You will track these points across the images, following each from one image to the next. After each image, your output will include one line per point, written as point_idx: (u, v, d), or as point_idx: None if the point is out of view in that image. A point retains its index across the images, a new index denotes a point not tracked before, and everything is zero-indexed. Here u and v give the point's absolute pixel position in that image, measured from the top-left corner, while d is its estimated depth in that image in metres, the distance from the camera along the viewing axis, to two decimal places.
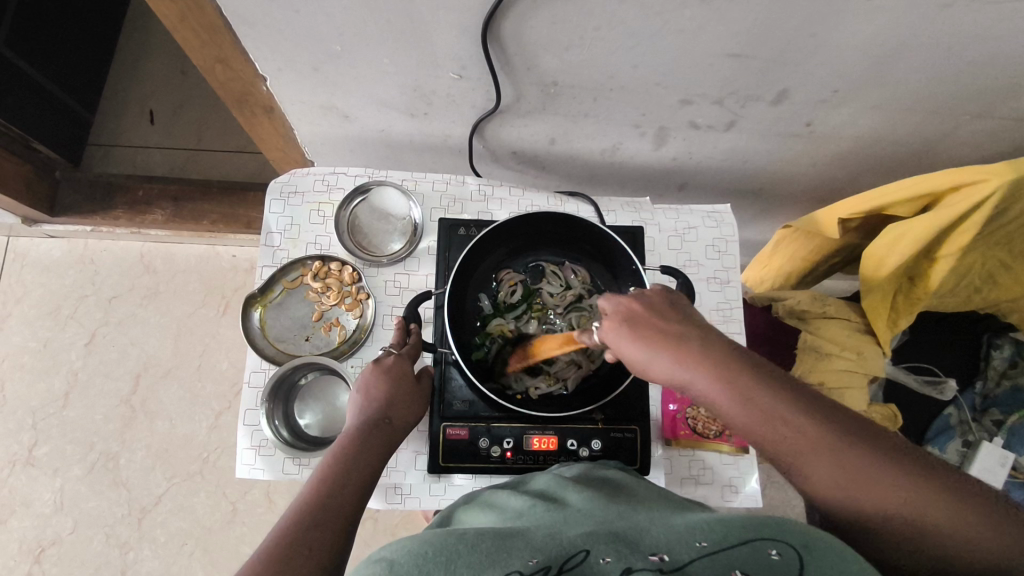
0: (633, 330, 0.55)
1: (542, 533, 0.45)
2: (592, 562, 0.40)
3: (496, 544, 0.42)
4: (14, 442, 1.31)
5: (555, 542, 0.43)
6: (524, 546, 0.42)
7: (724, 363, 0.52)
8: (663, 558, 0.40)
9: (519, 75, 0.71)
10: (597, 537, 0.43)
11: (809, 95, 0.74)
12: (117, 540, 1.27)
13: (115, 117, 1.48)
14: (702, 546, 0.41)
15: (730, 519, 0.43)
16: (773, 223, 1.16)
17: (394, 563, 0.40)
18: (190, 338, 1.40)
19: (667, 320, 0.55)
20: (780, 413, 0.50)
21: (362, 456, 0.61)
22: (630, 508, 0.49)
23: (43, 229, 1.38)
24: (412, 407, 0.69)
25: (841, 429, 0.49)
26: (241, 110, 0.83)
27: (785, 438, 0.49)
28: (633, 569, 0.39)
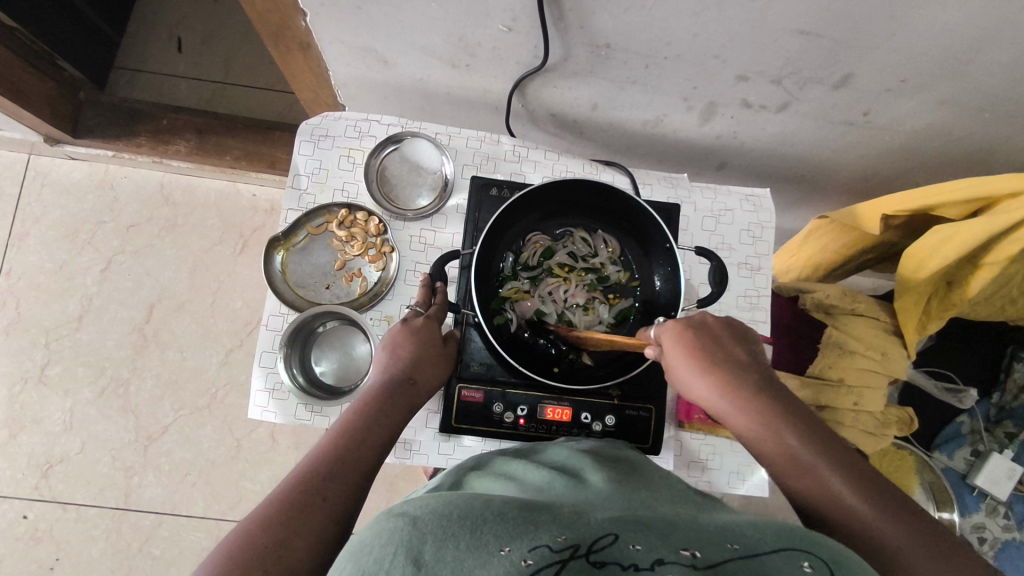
0: (686, 345, 0.61)
1: (569, 513, 0.43)
2: (622, 547, 0.39)
3: (523, 516, 0.42)
4: (28, 359, 1.33)
5: (582, 523, 0.41)
6: (551, 522, 0.41)
7: (755, 393, 0.56)
8: (695, 555, 0.38)
9: (571, 33, 0.68)
10: (627, 526, 0.41)
11: (872, 82, 0.71)
12: (123, 463, 1.30)
13: (144, 42, 1.44)
14: (733, 549, 0.39)
15: (764, 527, 0.42)
16: (807, 213, 1.13)
17: (418, 519, 0.41)
18: (205, 274, 1.39)
19: (722, 346, 0.61)
20: (783, 437, 0.53)
21: (387, 415, 0.60)
22: (655, 503, 0.48)
23: (64, 149, 1.36)
24: (436, 368, 0.68)
25: (845, 471, 0.50)
26: (277, 45, 0.80)
27: (782, 460, 0.52)
28: (666, 559, 0.38)
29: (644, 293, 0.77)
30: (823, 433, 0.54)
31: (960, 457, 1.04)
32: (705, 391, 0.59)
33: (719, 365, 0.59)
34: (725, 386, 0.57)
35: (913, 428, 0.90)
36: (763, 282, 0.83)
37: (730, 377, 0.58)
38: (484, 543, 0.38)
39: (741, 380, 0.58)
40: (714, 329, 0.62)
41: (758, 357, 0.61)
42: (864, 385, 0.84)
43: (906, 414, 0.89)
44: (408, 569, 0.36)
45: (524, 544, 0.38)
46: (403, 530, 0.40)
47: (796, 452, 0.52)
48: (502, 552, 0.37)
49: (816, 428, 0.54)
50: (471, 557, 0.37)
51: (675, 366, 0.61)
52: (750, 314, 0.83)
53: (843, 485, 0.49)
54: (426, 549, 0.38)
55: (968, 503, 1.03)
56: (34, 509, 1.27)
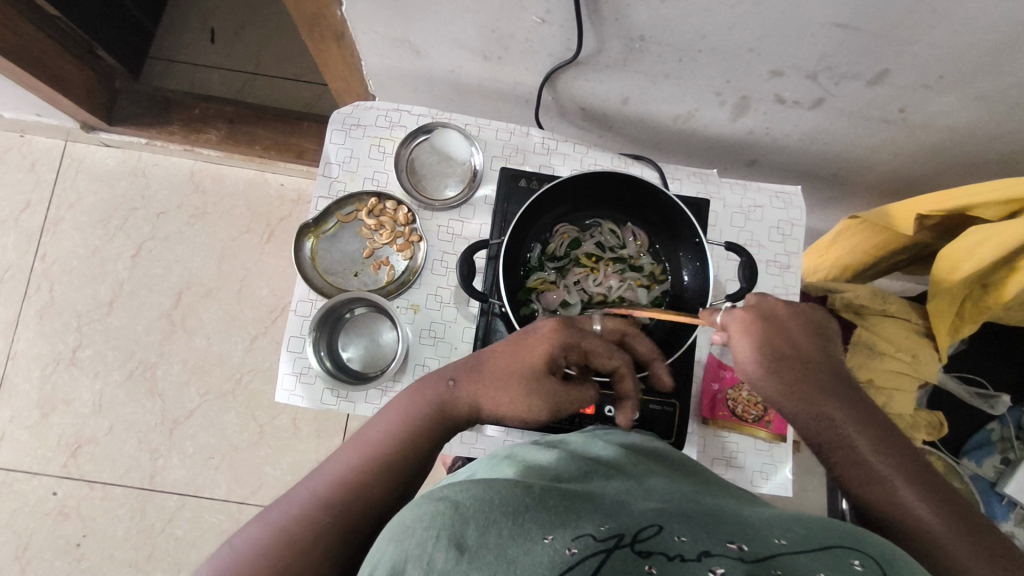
0: (756, 337, 0.58)
1: (609, 502, 0.44)
2: (666, 539, 0.39)
3: (564, 503, 0.42)
4: (60, 341, 1.37)
5: (624, 512, 0.42)
6: (594, 510, 0.41)
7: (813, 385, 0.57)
8: (742, 549, 0.38)
9: (605, 25, 0.68)
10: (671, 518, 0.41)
11: (910, 79, 0.70)
12: (149, 445, 1.33)
13: (178, 32, 1.47)
14: (780, 543, 0.39)
15: (812, 526, 0.42)
16: (837, 213, 1.12)
17: (460, 503, 0.41)
18: (233, 262, 1.41)
19: (791, 340, 0.59)
20: (836, 422, 0.56)
21: (417, 440, 0.59)
22: (694, 495, 0.48)
23: (99, 136, 1.39)
24: (513, 400, 0.61)
25: (907, 474, 0.52)
26: (312, 34, 0.81)
27: (843, 453, 0.55)
28: (713, 552, 0.37)
29: (671, 287, 0.77)
30: (893, 435, 0.56)
31: (989, 464, 1.02)
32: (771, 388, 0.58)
33: (789, 359, 0.58)
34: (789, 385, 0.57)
35: (943, 433, 0.89)
36: (792, 280, 0.82)
37: (800, 377, 0.57)
38: (528, 531, 0.38)
39: (808, 378, 0.57)
40: (787, 317, 0.60)
41: (833, 357, 0.60)
42: (893, 387, 0.83)
43: (935, 418, 0.88)
44: (450, 554, 0.37)
45: (567, 533, 0.38)
46: (446, 514, 0.40)
47: (858, 450, 0.54)
48: (546, 539, 0.37)
49: (866, 409, 0.57)
50: (515, 544, 0.37)
51: (742, 354, 0.59)
52: None
53: (907, 488, 0.52)
54: (469, 533, 0.38)
55: (997, 511, 1.01)
56: (63, 486, 1.30)
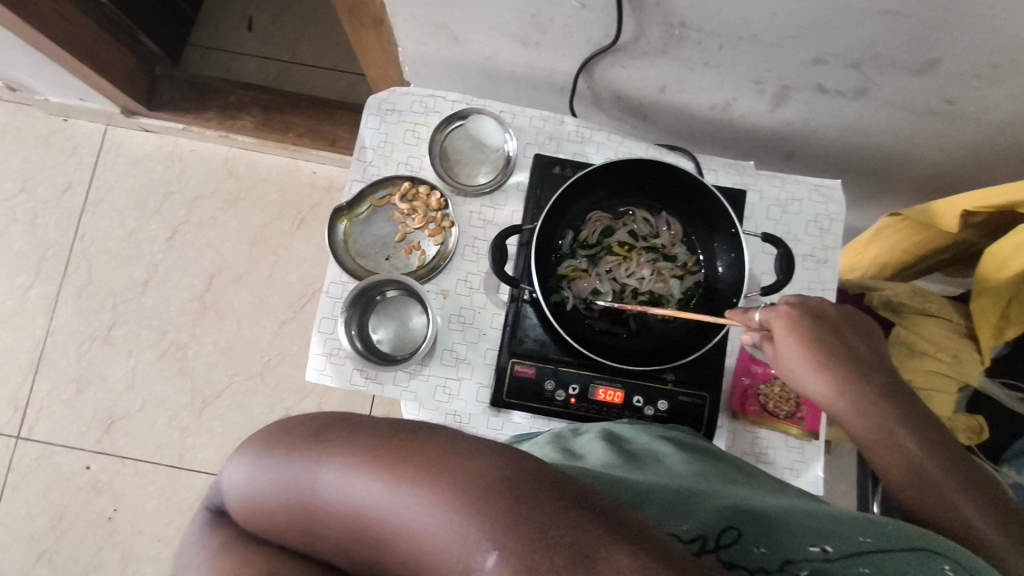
0: (805, 339, 0.59)
1: (676, 492, 0.45)
2: (746, 547, 0.41)
3: (640, 497, 0.43)
4: (97, 320, 1.40)
5: (692, 507, 0.44)
6: (666, 503, 0.43)
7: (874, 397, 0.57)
8: (826, 549, 0.41)
9: (645, 10, 0.67)
10: (744, 511, 0.43)
11: (960, 69, 0.68)
12: (179, 424, 1.35)
13: (217, 20, 1.50)
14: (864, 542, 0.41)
15: (887, 522, 0.43)
16: (875, 211, 1.09)
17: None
18: (264, 248, 1.43)
19: (840, 342, 0.59)
20: (898, 440, 0.55)
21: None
22: (758, 493, 0.49)
23: (139, 121, 1.43)
24: None
25: (960, 479, 0.52)
26: (350, 19, 0.82)
27: (893, 459, 0.55)
28: (795, 562, 0.40)
29: (705, 278, 0.76)
30: (948, 441, 0.55)
31: None
32: (820, 390, 0.59)
33: (839, 362, 0.58)
34: (843, 389, 0.58)
35: (983, 438, 0.86)
36: (828, 276, 0.81)
37: (845, 371, 0.58)
38: None
39: (859, 376, 0.58)
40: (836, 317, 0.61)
41: (880, 357, 0.60)
42: (932, 388, 0.81)
43: (975, 422, 0.85)
44: None
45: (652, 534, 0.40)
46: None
47: (916, 461, 0.54)
48: None
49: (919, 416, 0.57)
50: None
51: (787, 355, 0.60)
52: None
53: (959, 493, 0.51)
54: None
55: None
56: (96, 461, 1.34)
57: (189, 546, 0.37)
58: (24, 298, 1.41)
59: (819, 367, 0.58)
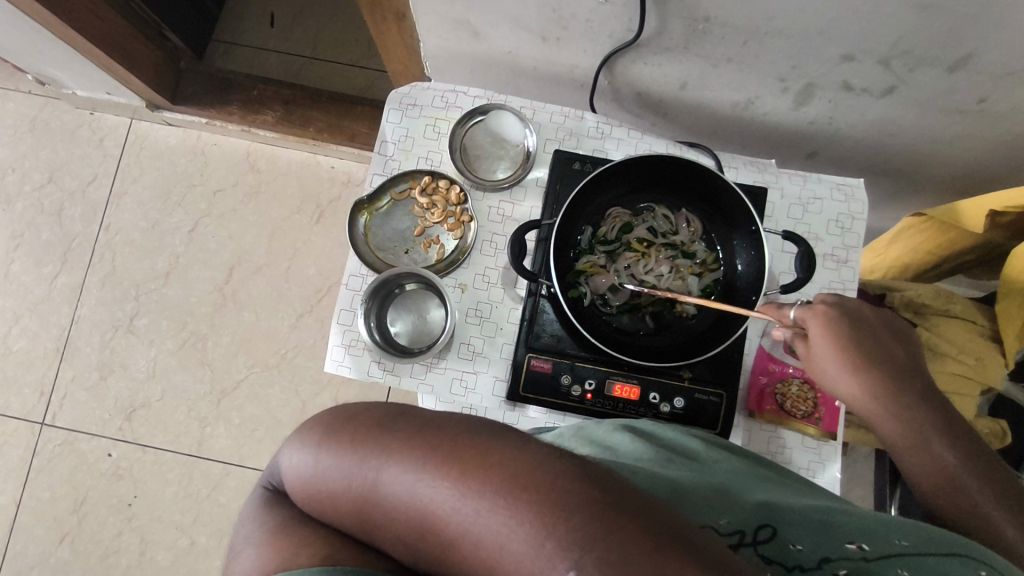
0: (839, 342, 0.61)
1: (712, 487, 0.47)
2: (783, 544, 0.43)
3: (680, 493, 0.45)
4: (119, 309, 1.43)
5: (732, 503, 0.45)
6: (704, 499, 0.45)
7: (908, 406, 0.59)
8: (862, 547, 0.43)
9: (669, 6, 0.67)
10: (782, 508, 0.45)
11: (992, 65, 0.67)
12: (198, 413, 1.38)
13: (239, 16, 1.52)
14: (902, 543, 0.43)
15: (919, 525, 0.45)
16: (898, 212, 1.08)
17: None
18: (283, 241, 1.45)
19: (876, 347, 0.61)
20: (931, 447, 0.57)
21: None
22: (788, 488, 0.51)
23: (163, 115, 1.45)
24: None
25: (995, 492, 0.54)
26: (373, 14, 0.83)
27: (927, 466, 0.57)
28: (832, 560, 0.42)
29: (724, 275, 0.75)
30: (987, 457, 0.57)
31: None
32: (849, 393, 0.61)
33: (873, 367, 0.60)
34: (876, 393, 0.59)
35: (1006, 442, 0.85)
36: (850, 275, 0.80)
37: (880, 376, 0.59)
38: None
39: (895, 381, 0.60)
40: (874, 320, 0.62)
41: (918, 363, 0.62)
42: (955, 391, 0.79)
43: (998, 426, 0.84)
44: None
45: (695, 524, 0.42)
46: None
47: (951, 470, 0.56)
48: None
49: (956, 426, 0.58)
50: None
51: (820, 355, 0.62)
52: None
53: (990, 504, 0.53)
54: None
55: None
56: (117, 448, 1.36)
57: (246, 523, 0.42)
58: (50, 287, 1.44)
59: (852, 370, 0.60)
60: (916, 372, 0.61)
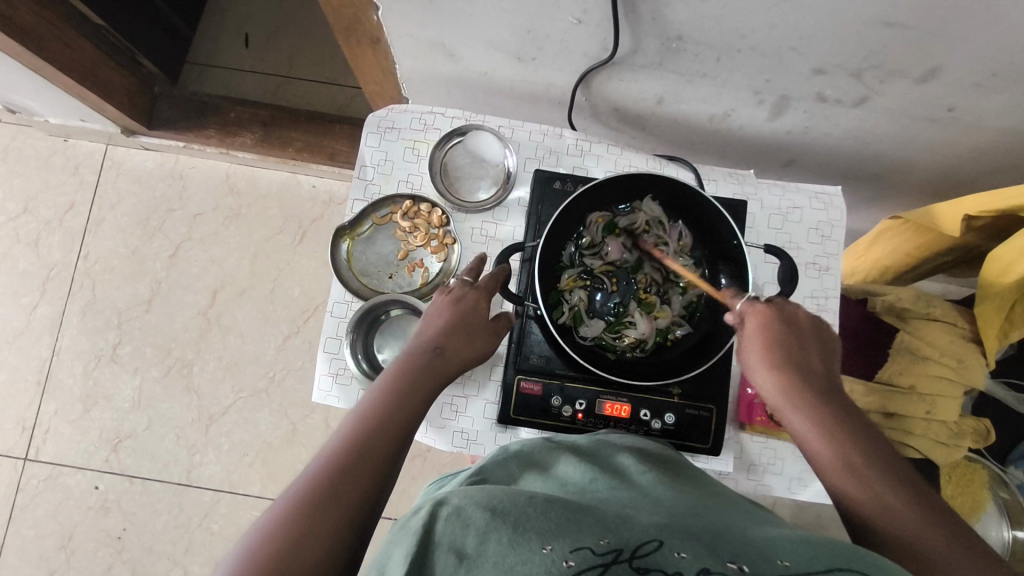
0: (766, 339, 0.63)
1: (612, 516, 0.43)
2: (666, 554, 0.38)
3: (567, 516, 0.41)
4: (102, 339, 1.40)
5: (626, 526, 0.41)
6: (595, 523, 0.41)
7: (828, 412, 0.57)
8: (742, 567, 0.38)
9: (642, 26, 0.67)
10: (675, 532, 0.41)
11: (962, 76, 0.68)
12: (186, 441, 1.36)
13: (213, 37, 1.50)
14: (784, 564, 0.38)
15: (818, 544, 0.40)
16: (877, 214, 1.09)
17: (462, 509, 0.41)
18: (267, 262, 1.44)
19: (800, 351, 0.62)
20: (847, 448, 0.53)
21: (411, 389, 0.60)
22: (706, 512, 0.47)
23: (139, 140, 1.43)
24: (473, 344, 0.68)
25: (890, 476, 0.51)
26: (348, 38, 0.82)
27: (836, 465, 0.53)
28: (712, 570, 0.37)
29: (710, 289, 0.76)
30: (901, 466, 0.53)
31: None
32: (772, 389, 0.61)
33: (796, 369, 0.61)
34: (794, 389, 0.59)
35: (992, 440, 0.85)
36: (831, 283, 0.81)
37: (799, 378, 0.60)
38: (527, 540, 0.38)
39: (816, 388, 0.59)
40: (803, 329, 0.64)
41: (836, 379, 0.62)
42: (936, 394, 0.80)
43: (981, 425, 0.84)
44: (451, 561, 0.38)
45: (567, 544, 0.38)
46: (446, 523, 0.41)
47: (856, 461, 0.52)
48: (545, 549, 0.38)
49: (879, 441, 0.55)
50: (513, 555, 0.37)
51: (750, 350, 0.64)
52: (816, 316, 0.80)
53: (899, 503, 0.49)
54: (468, 539, 0.39)
55: None
56: (104, 480, 1.34)
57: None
58: (29, 318, 1.41)
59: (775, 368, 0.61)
60: (838, 393, 0.60)
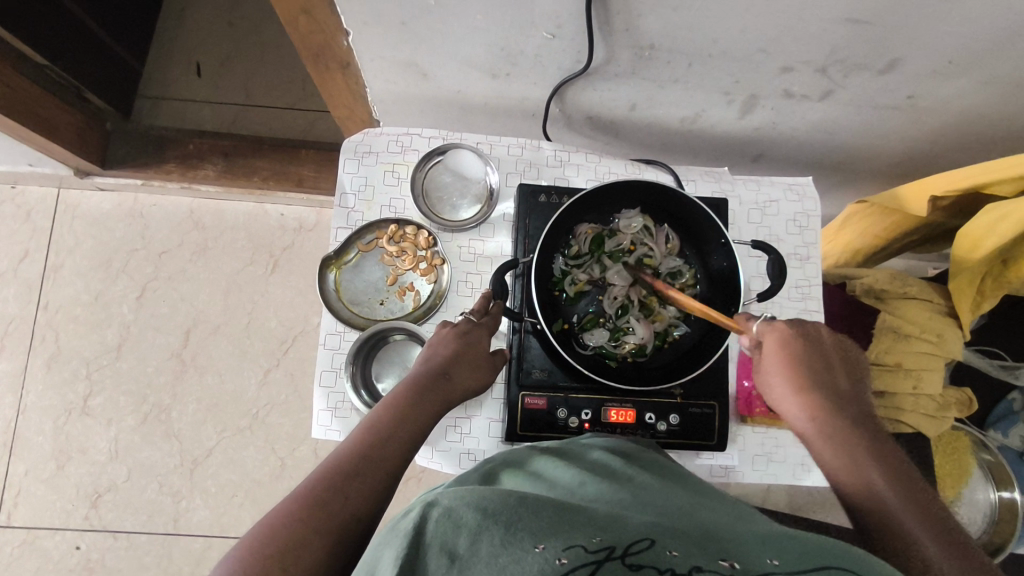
0: (786, 358, 0.63)
1: (601, 514, 0.40)
2: (658, 553, 0.36)
3: (557, 514, 0.38)
4: (70, 391, 1.34)
5: (616, 525, 0.39)
6: (585, 522, 0.38)
7: (849, 437, 0.56)
8: (734, 565, 0.35)
9: (615, 37, 0.68)
10: (664, 531, 0.38)
11: (920, 65, 0.71)
12: (170, 488, 1.31)
13: (163, 68, 1.46)
14: (773, 561, 0.36)
15: (806, 541, 0.38)
16: (843, 199, 1.13)
17: (453, 509, 0.37)
18: (239, 296, 1.40)
19: (820, 373, 0.62)
20: (868, 474, 0.53)
21: (415, 412, 0.61)
22: (691, 511, 0.44)
23: (94, 181, 1.38)
24: (476, 371, 0.68)
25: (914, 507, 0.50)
26: (316, 66, 0.81)
27: (858, 490, 0.53)
28: (705, 569, 0.35)
29: (701, 289, 0.77)
30: (928, 499, 0.52)
31: (1017, 434, 1.02)
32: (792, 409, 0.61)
33: (815, 389, 0.60)
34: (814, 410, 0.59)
35: (973, 409, 0.89)
36: (813, 272, 0.83)
37: (819, 399, 0.60)
38: (518, 538, 0.35)
39: (836, 411, 0.59)
40: (830, 352, 0.64)
41: (864, 399, 0.62)
42: (921, 368, 0.84)
43: (964, 395, 0.88)
44: (442, 562, 0.34)
45: (558, 543, 0.35)
46: (437, 524, 0.36)
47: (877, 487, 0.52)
48: (537, 549, 0.35)
49: (903, 472, 0.54)
50: (505, 554, 0.34)
51: (769, 370, 0.64)
52: (803, 304, 0.83)
53: (929, 539, 0.48)
54: (460, 539, 0.35)
55: None
56: (85, 539, 1.28)
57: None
58: None
59: (800, 394, 0.60)
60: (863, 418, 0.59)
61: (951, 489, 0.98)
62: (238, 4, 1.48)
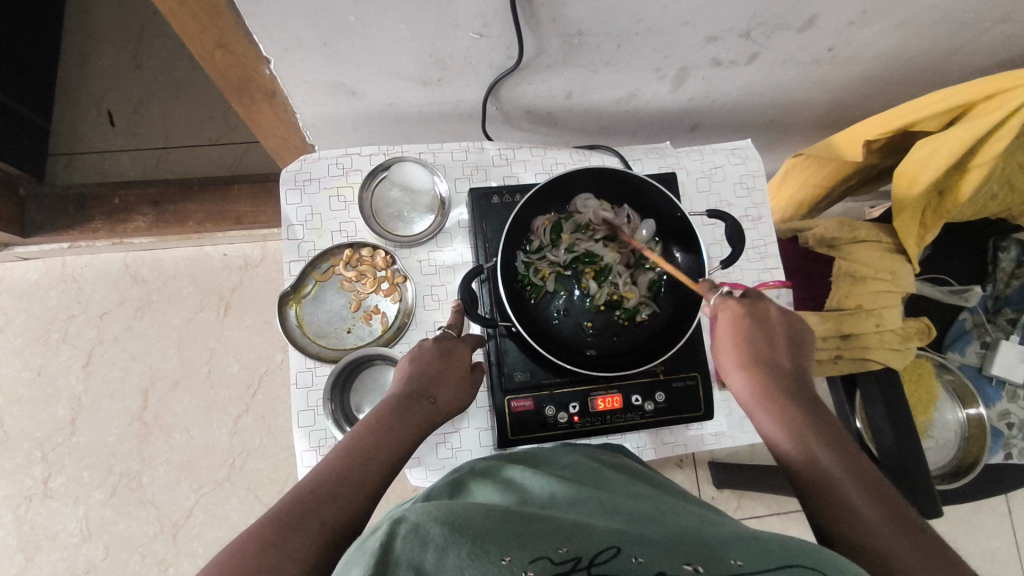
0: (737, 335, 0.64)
1: (569, 521, 0.38)
2: (625, 560, 0.34)
3: (525, 525, 0.37)
4: (27, 477, 1.26)
5: (584, 531, 0.37)
6: (553, 531, 0.37)
7: (794, 416, 0.58)
8: (697, 568, 0.34)
9: (543, 29, 0.68)
10: (631, 535, 0.37)
11: (837, 18, 0.73)
12: (154, 558, 1.23)
13: (72, 122, 1.38)
14: (737, 564, 0.35)
15: (761, 542, 0.37)
16: (780, 154, 1.16)
17: (420, 524, 0.35)
18: (194, 345, 1.34)
19: (767, 351, 0.63)
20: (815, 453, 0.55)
21: (398, 432, 0.58)
22: (660, 514, 0.43)
23: (16, 251, 1.29)
24: (457, 389, 0.66)
25: (860, 485, 0.52)
26: (240, 98, 0.77)
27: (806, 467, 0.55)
28: None
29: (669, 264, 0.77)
30: (872, 474, 0.54)
31: (972, 351, 1.09)
32: (742, 387, 0.63)
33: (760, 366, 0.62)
34: (759, 390, 0.61)
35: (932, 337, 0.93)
36: (767, 231, 0.85)
37: (765, 376, 0.61)
38: (486, 551, 0.33)
39: (783, 389, 0.61)
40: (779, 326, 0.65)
41: (805, 369, 0.64)
42: (880, 307, 0.87)
43: (922, 324, 0.92)
44: None
45: (524, 556, 0.33)
46: (404, 540, 0.34)
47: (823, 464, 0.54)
48: (504, 562, 0.33)
49: (847, 448, 0.56)
50: (472, 569, 0.32)
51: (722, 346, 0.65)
52: (762, 264, 0.84)
53: (872, 514, 0.50)
54: (427, 555, 0.33)
55: (990, 395, 1.08)
56: None
57: None
58: None
59: (748, 371, 0.62)
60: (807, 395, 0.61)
61: (923, 415, 1.04)
62: (141, 44, 1.42)
